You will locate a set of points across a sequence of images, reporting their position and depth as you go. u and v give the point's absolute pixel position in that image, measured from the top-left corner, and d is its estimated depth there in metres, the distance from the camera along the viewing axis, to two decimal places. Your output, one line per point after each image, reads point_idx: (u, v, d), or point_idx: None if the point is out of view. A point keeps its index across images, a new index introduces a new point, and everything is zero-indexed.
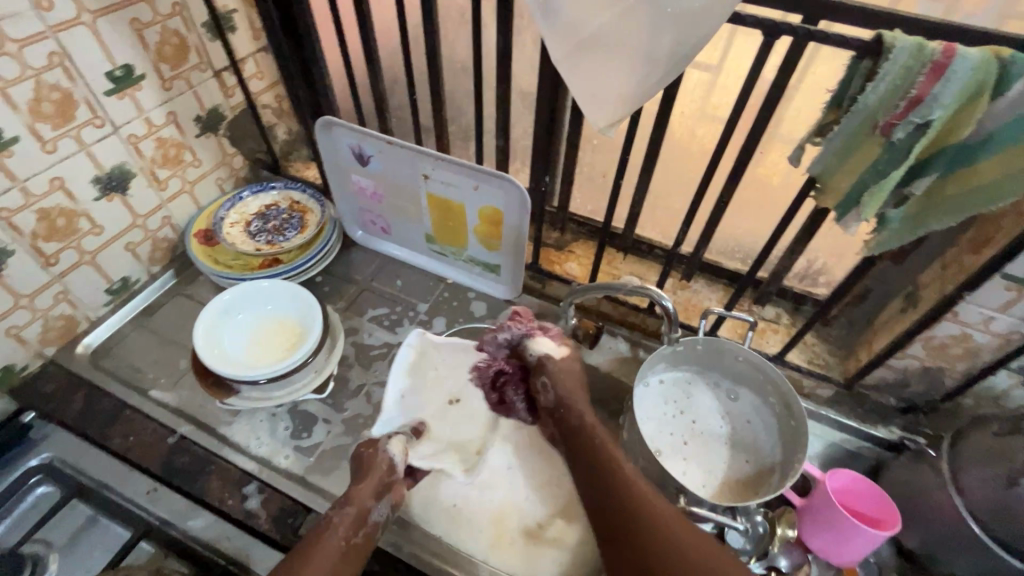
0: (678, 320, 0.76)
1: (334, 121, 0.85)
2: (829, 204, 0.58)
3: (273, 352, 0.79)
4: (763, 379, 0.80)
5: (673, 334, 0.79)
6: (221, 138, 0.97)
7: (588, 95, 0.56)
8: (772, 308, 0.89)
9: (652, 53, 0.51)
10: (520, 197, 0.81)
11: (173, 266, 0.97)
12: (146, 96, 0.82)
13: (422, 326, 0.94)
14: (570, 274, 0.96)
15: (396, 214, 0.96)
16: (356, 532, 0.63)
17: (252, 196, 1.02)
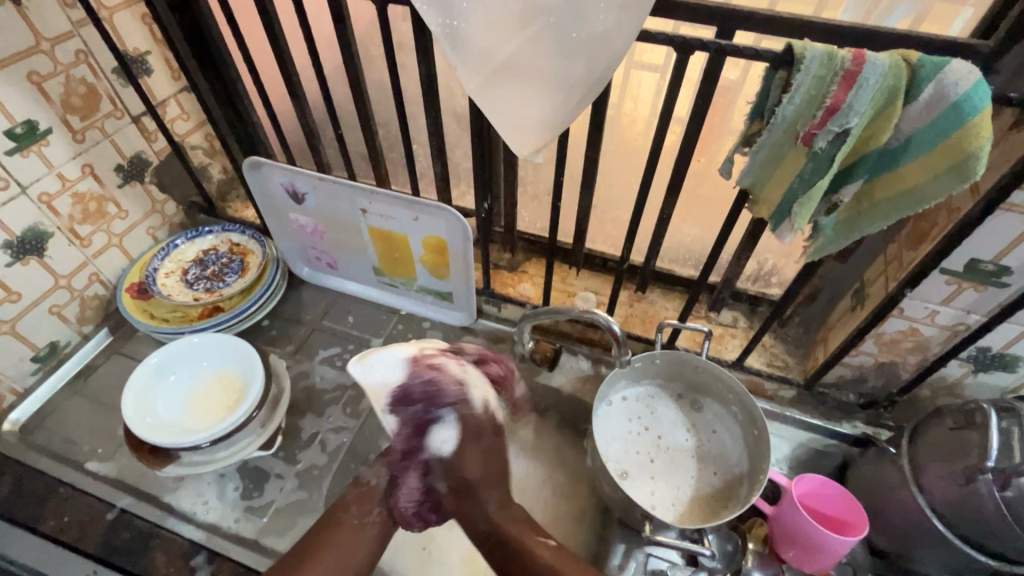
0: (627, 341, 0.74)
1: (261, 160, 0.82)
2: (764, 215, 0.57)
3: (215, 411, 0.75)
4: (724, 388, 0.79)
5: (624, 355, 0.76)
6: (148, 185, 0.93)
7: (507, 123, 0.54)
8: (728, 313, 0.88)
9: (566, 79, 0.49)
10: (462, 224, 0.78)
11: (108, 324, 0.91)
12: (55, 151, 0.77)
13: None
14: (524, 296, 0.93)
15: (339, 249, 0.92)
16: (372, 512, 0.65)
17: (187, 242, 0.97)
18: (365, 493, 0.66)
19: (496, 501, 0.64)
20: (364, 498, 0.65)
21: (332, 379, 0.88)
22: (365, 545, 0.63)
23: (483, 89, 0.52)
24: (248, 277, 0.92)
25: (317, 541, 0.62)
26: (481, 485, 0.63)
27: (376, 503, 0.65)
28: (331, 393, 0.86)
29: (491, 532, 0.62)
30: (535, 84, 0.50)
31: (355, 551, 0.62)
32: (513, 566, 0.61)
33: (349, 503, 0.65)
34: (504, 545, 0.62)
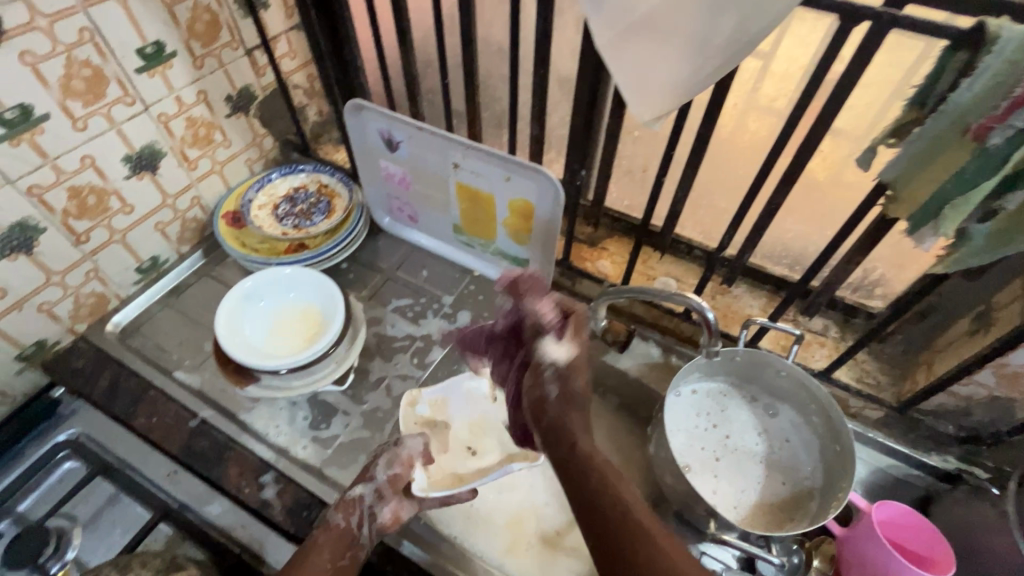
0: (720, 330, 0.69)
1: (363, 104, 0.82)
2: (901, 215, 0.52)
3: (295, 342, 0.78)
4: (807, 396, 0.74)
5: (712, 346, 0.71)
6: (252, 118, 0.96)
7: (634, 85, 0.51)
8: (819, 320, 0.83)
9: (708, 39, 0.46)
10: (554, 190, 0.76)
11: (202, 247, 0.96)
12: (176, 74, 0.81)
13: (446, 319, 0.91)
14: (601, 273, 0.91)
15: (424, 202, 0.93)
16: (344, 555, 0.62)
17: (281, 177, 1.00)
18: (337, 536, 0.63)
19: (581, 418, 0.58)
20: (337, 541, 0.62)
21: (402, 329, 0.90)
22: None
23: (615, 47, 0.49)
24: (333, 220, 0.95)
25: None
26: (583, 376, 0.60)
27: (348, 547, 0.63)
28: (400, 342, 0.88)
29: (583, 465, 0.55)
30: (672, 46, 0.47)
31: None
32: (610, 517, 0.52)
33: (322, 548, 0.62)
34: (580, 474, 0.54)
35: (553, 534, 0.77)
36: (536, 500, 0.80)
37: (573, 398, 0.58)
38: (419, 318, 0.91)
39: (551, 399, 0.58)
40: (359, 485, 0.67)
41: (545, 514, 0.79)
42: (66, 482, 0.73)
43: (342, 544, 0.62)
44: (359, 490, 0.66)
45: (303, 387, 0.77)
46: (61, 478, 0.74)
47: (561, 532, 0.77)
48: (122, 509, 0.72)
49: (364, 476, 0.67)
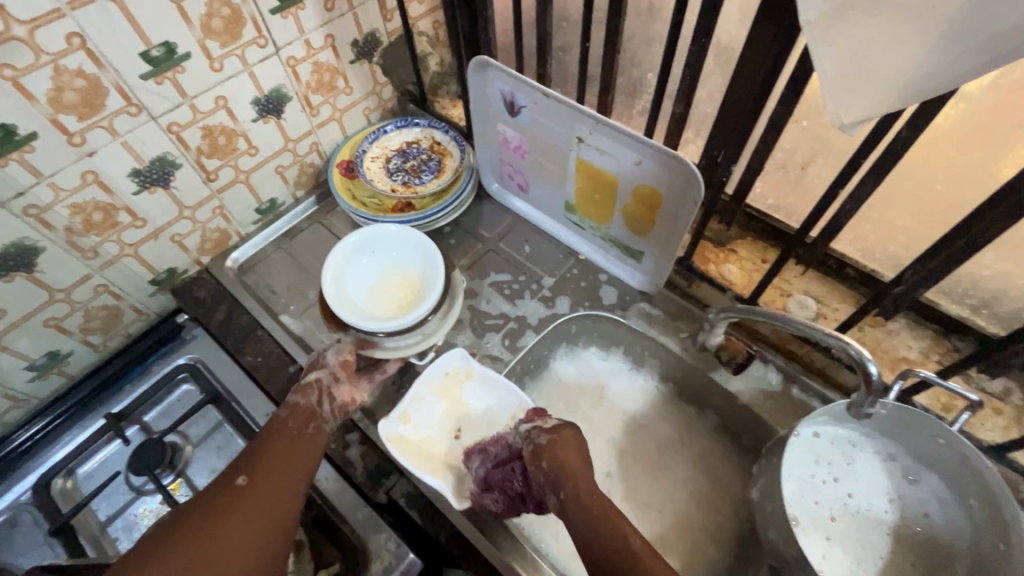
0: (881, 388, 0.57)
1: (489, 62, 0.76)
2: None
3: (394, 305, 0.79)
4: (967, 477, 0.61)
5: (863, 402, 0.60)
6: (374, 65, 0.93)
7: (842, 77, 0.40)
8: (1000, 380, 0.67)
9: (972, 28, 0.33)
10: (690, 182, 0.66)
11: (316, 193, 0.98)
12: (308, 16, 0.78)
13: (543, 303, 0.86)
14: (725, 278, 0.80)
15: (537, 173, 0.86)
16: (307, 426, 0.68)
17: (396, 130, 0.98)
18: (302, 409, 0.68)
19: (576, 456, 0.64)
20: (303, 416, 0.68)
21: (497, 306, 0.87)
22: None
23: (835, 22, 0.38)
24: (442, 183, 0.92)
25: (226, 520, 0.58)
26: (571, 463, 0.63)
27: (312, 419, 0.68)
28: (493, 320, 0.85)
29: (585, 500, 0.60)
30: (918, 30, 0.35)
31: (237, 558, 0.56)
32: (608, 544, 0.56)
33: (287, 420, 0.67)
34: (594, 511, 0.59)
35: None
36: None
37: (560, 456, 0.64)
38: (515, 297, 0.87)
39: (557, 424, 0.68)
40: (315, 371, 0.72)
41: None
42: (184, 402, 0.81)
43: (306, 416, 0.68)
44: (315, 373, 0.71)
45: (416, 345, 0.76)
46: (181, 398, 0.81)
47: None
48: (226, 437, 0.77)
49: (318, 362, 0.73)
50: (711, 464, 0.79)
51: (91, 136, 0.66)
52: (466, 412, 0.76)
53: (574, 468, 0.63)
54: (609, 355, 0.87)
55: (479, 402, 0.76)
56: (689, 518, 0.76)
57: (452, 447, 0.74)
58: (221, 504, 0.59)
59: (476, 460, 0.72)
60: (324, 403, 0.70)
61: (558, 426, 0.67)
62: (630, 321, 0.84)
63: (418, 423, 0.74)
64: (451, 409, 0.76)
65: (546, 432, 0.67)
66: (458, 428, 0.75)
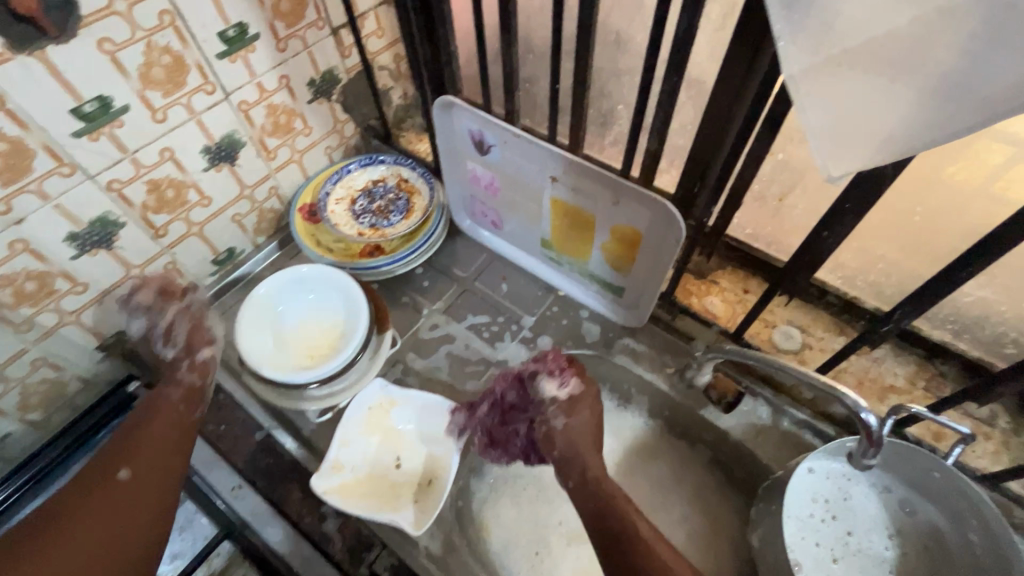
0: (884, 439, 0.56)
1: (455, 101, 0.73)
2: None
3: (318, 351, 0.75)
4: (964, 508, 0.60)
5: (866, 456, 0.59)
6: (333, 103, 0.89)
7: (831, 130, 0.38)
8: (986, 404, 0.67)
9: (968, 85, 0.32)
10: (670, 222, 0.64)
11: (278, 238, 0.93)
12: (259, 58, 0.74)
13: (525, 344, 0.83)
14: (710, 312, 0.78)
15: (510, 210, 0.83)
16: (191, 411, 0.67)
17: (359, 168, 0.93)
18: (184, 394, 0.67)
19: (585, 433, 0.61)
20: (187, 396, 0.67)
21: (477, 351, 0.83)
22: (161, 522, 0.57)
23: (819, 76, 0.36)
24: (410, 224, 0.88)
25: (103, 493, 0.56)
26: (585, 446, 0.61)
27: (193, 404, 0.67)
28: (474, 366, 0.82)
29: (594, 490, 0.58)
30: (904, 88, 0.34)
31: (121, 516, 0.55)
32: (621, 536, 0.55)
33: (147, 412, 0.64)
34: (607, 499, 0.57)
35: None
36: None
37: (576, 440, 0.61)
38: (495, 340, 0.84)
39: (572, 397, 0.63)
40: (202, 348, 0.71)
41: None
42: None
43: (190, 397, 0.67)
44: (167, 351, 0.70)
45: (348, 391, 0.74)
46: None
47: None
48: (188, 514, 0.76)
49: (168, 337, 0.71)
50: (705, 501, 0.76)
51: (18, 203, 0.59)
52: (403, 441, 0.74)
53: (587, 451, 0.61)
54: None
55: (410, 426, 0.74)
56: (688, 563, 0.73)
57: (395, 480, 0.71)
58: (95, 495, 0.56)
59: (464, 414, 0.72)
60: (208, 390, 0.70)
61: (577, 398, 0.63)
62: (615, 359, 0.81)
63: (354, 464, 0.71)
64: (386, 441, 0.73)
65: (563, 411, 0.62)
66: (397, 459, 0.73)
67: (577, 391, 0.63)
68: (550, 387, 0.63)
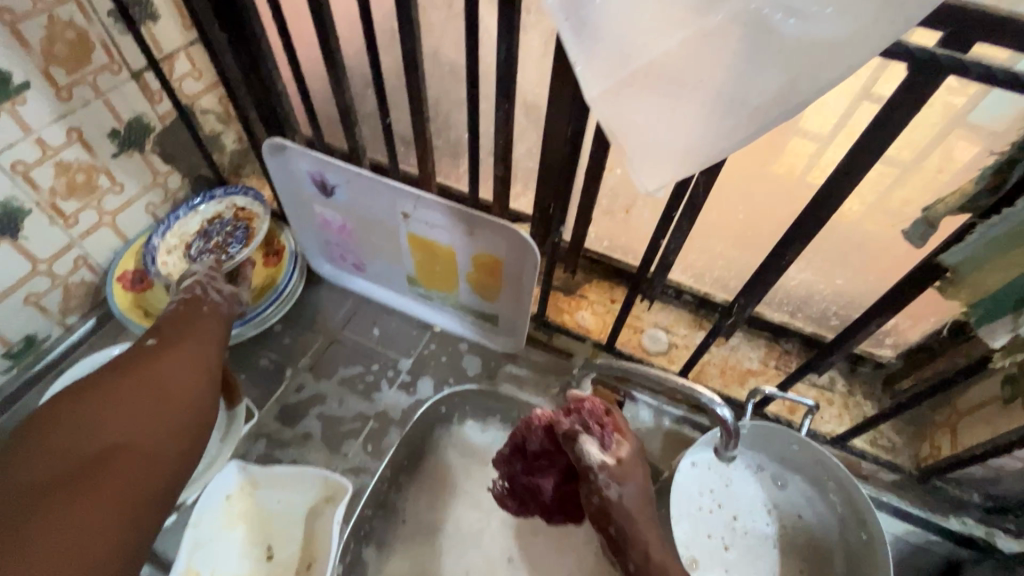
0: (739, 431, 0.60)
1: (285, 144, 0.67)
2: (961, 298, 0.49)
3: None
4: (823, 473, 0.65)
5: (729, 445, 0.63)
6: (149, 155, 0.78)
7: (637, 146, 0.39)
8: (826, 373, 0.74)
9: (738, 100, 0.34)
10: (525, 247, 0.64)
11: (97, 315, 0.79)
12: (34, 111, 0.63)
13: (404, 390, 0.78)
14: (582, 327, 0.79)
15: (370, 251, 0.78)
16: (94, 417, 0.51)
17: (188, 212, 0.83)
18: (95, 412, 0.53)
19: (637, 493, 0.57)
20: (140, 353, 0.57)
21: (352, 406, 0.76)
22: (202, 385, 0.56)
23: (616, 94, 0.36)
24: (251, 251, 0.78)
25: (122, 378, 0.52)
26: (640, 516, 0.56)
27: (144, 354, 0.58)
28: (350, 424, 0.75)
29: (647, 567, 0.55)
30: (688, 103, 0.35)
31: (170, 405, 0.53)
32: None
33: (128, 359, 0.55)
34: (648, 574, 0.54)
35: None
36: None
37: (630, 514, 0.56)
38: (371, 391, 0.78)
39: (612, 459, 0.57)
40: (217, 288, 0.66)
41: None
42: None
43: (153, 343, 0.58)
44: None
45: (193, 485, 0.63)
46: None
47: None
48: None
49: None
50: None
51: None
52: (272, 525, 0.64)
53: (639, 519, 0.56)
54: (487, 426, 0.79)
55: (279, 507, 0.65)
56: None
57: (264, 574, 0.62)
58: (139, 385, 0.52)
59: (518, 453, 0.68)
60: (214, 292, 0.65)
61: (620, 456, 0.57)
62: (500, 389, 0.79)
63: (213, 569, 0.61)
64: (250, 530, 0.64)
65: (615, 478, 0.56)
66: (267, 548, 0.63)
67: (624, 452, 0.58)
68: (595, 451, 0.56)
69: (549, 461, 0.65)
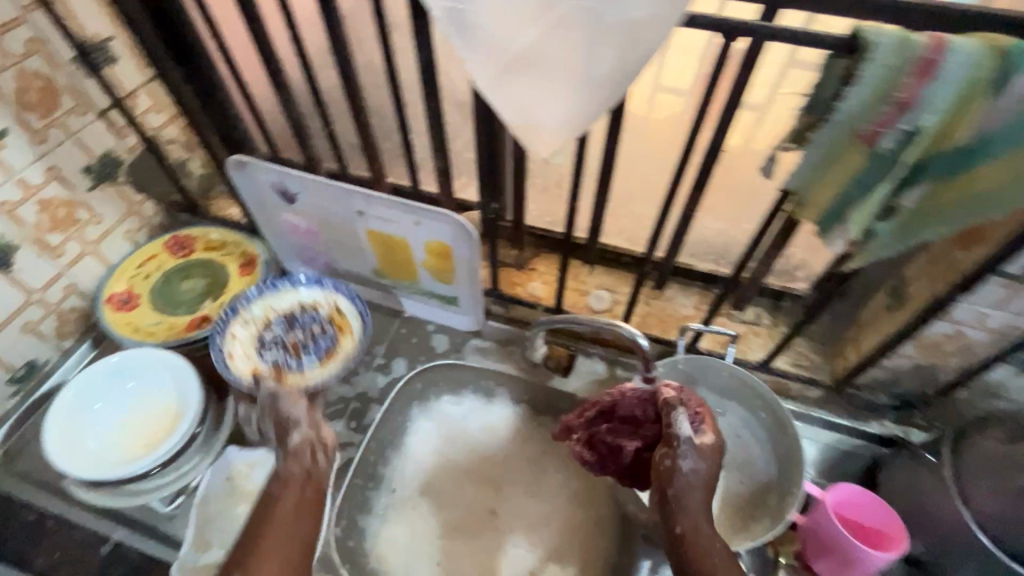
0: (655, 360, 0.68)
1: (246, 160, 0.75)
2: (808, 220, 0.52)
3: (145, 441, 0.70)
4: (752, 393, 0.73)
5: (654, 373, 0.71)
6: (122, 185, 0.85)
7: (526, 119, 0.47)
8: (752, 310, 0.84)
9: (593, 74, 0.43)
10: (467, 231, 0.72)
11: (89, 338, 0.86)
12: (14, 154, 0.70)
13: (380, 371, 0.86)
14: (534, 296, 0.88)
15: (336, 251, 0.86)
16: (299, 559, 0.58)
17: (284, 290, 0.86)
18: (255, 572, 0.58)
19: (704, 470, 0.55)
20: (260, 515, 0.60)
21: (334, 391, 0.84)
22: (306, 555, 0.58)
23: (497, 77, 0.45)
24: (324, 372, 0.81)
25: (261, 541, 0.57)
26: (693, 489, 0.54)
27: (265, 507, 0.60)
28: (333, 407, 0.82)
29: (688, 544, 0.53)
30: (552, 75, 0.44)
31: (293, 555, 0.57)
32: None
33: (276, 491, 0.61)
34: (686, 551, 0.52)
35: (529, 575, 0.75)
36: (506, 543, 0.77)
37: (688, 483, 0.54)
38: (350, 375, 0.85)
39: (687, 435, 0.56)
40: (292, 433, 0.64)
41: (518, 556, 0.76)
42: None
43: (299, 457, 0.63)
44: None
45: (200, 467, 0.71)
46: None
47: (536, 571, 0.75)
48: None
49: None
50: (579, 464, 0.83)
51: None
52: (269, 500, 0.71)
53: (693, 490, 0.54)
54: (462, 397, 0.86)
55: (274, 484, 0.71)
56: (573, 521, 0.78)
57: None
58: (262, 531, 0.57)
59: (576, 422, 0.70)
60: None
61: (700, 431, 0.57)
62: (467, 360, 0.88)
63: (220, 542, 0.67)
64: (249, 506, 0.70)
65: (688, 449, 0.55)
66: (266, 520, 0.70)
67: (710, 433, 0.57)
68: (687, 425, 0.56)
69: (615, 428, 0.67)
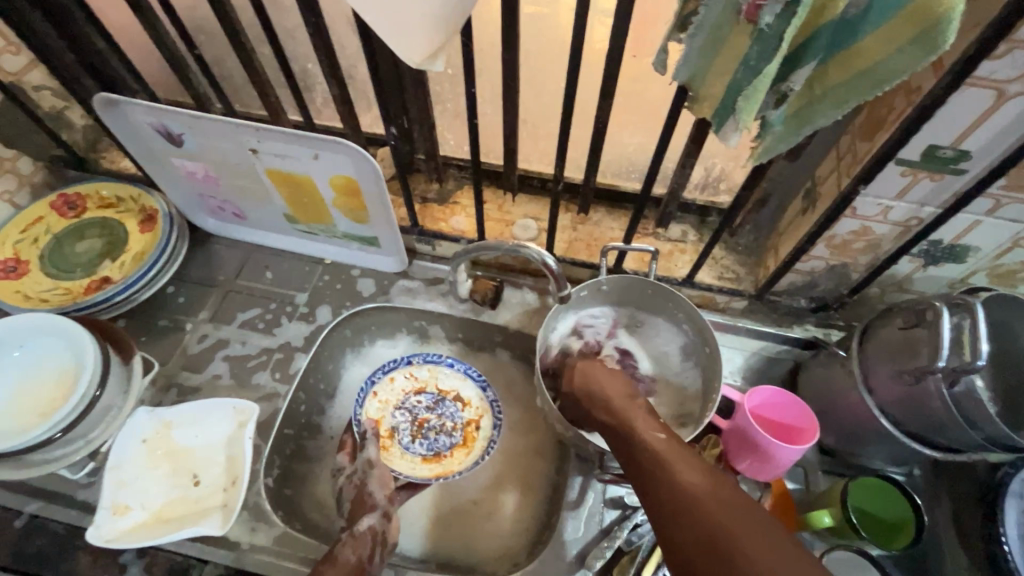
0: (564, 275, 0.68)
1: (115, 98, 0.68)
2: (705, 114, 0.48)
3: (45, 409, 0.67)
4: (672, 307, 0.73)
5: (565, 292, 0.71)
6: None
7: (390, 24, 0.43)
8: (678, 227, 0.83)
9: None
10: (368, 160, 0.67)
11: None
12: None
13: (304, 321, 0.82)
14: (457, 230, 0.84)
15: (240, 196, 0.80)
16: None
17: (457, 373, 0.81)
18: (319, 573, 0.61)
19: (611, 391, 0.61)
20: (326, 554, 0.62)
21: (256, 344, 0.80)
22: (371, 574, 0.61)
23: None
24: (419, 471, 0.76)
25: None
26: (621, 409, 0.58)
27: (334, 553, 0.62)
28: (256, 359, 0.79)
29: (635, 452, 0.53)
30: None
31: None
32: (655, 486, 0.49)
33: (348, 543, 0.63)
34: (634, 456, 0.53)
35: (470, 504, 0.76)
36: (445, 476, 0.77)
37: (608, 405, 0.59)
38: (272, 327, 0.82)
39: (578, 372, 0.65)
40: (364, 517, 0.66)
41: (458, 488, 0.77)
42: None
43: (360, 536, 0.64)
44: None
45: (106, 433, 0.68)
46: None
47: (477, 501, 0.76)
48: None
49: None
50: (516, 395, 0.83)
51: None
52: (194, 457, 0.70)
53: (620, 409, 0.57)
54: (397, 342, 0.87)
55: (198, 441, 0.71)
56: (511, 450, 0.79)
57: (191, 499, 0.68)
58: None
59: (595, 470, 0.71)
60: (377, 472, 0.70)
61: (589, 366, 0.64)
62: (395, 300, 0.84)
63: (142, 502, 0.67)
64: (173, 464, 0.69)
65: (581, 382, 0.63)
66: (191, 477, 0.69)
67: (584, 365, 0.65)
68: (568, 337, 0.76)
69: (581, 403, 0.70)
